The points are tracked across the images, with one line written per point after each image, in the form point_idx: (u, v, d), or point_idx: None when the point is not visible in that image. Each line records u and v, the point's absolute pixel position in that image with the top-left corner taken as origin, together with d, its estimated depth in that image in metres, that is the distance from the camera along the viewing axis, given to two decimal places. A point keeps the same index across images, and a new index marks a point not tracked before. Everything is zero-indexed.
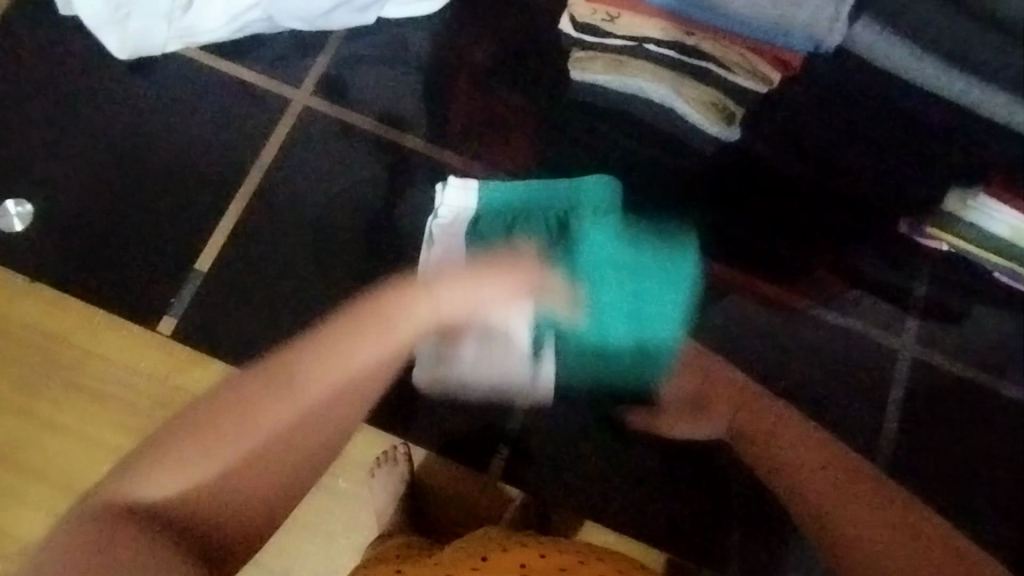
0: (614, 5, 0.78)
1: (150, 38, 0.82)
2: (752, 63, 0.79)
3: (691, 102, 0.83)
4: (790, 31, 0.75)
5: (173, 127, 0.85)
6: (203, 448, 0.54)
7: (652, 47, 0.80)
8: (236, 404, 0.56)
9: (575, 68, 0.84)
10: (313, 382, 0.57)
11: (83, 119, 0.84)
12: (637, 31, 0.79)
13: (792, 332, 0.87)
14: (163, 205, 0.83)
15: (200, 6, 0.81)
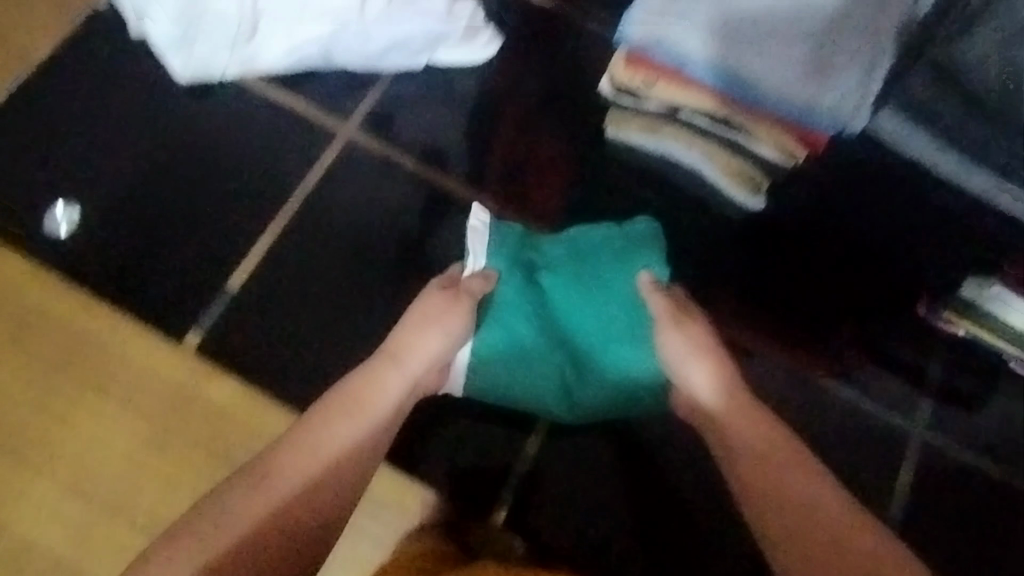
0: (652, 71, 0.74)
1: (213, 64, 0.80)
2: (779, 138, 0.74)
3: (720, 170, 0.78)
4: (814, 113, 0.70)
5: (219, 142, 0.83)
6: (231, 516, 0.58)
7: (687, 115, 0.76)
8: (254, 476, 0.61)
9: (610, 126, 0.80)
10: (341, 426, 0.64)
11: (138, 125, 0.82)
12: (672, 101, 0.75)
13: (808, 407, 0.80)
14: (201, 218, 0.81)
15: (264, 36, 0.79)
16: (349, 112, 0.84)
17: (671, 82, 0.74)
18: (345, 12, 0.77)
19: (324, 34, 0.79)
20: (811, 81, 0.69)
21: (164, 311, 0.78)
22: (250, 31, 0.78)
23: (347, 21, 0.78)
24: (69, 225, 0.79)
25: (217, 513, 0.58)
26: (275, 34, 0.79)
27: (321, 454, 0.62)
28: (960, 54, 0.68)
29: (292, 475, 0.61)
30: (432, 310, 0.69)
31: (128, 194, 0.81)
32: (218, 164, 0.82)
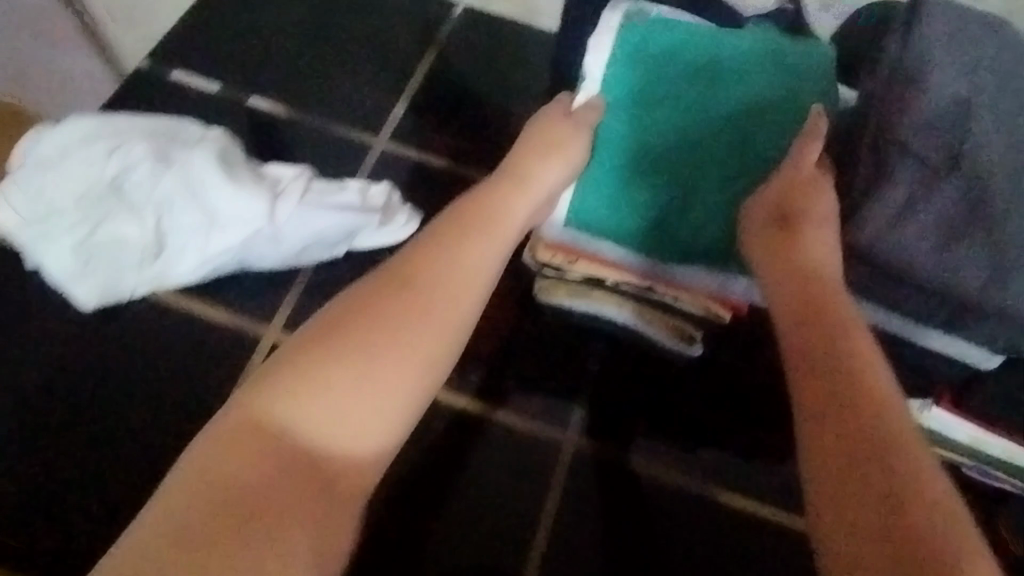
0: (574, 251, 0.81)
1: (120, 286, 0.78)
2: (700, 299, 0.81)
3: (655, 326, 0.82)
4: (723, 281, 0.81)
5: (134, 361, 0.79)
6: (328, 416, 0.52)
7: (614, 282, 0.80)
8: (350, 347, 0.55)
9: (541, 295, 0.83)
10: (399, 375, 0.55)
11: (47, 355, 0.79)
12: (596, 274, 0.81)
13: (779, 552, 0.77)
14: (116, 444, 0.75)
15: (172, 252, 0.78)
16: (272, 312, 0.82)
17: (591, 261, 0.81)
18: (252, 218, 0.77)
19: (235, 243, 0.77)
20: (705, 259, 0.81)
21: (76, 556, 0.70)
22: (158, 248, 0.77)
23: (256, 227, 0.77)
24: None
25: (210, 464, 0.49)
26: (185, 249, 0.77)
27: (363, 425, 0.53)
28: (870, 226, 0.62)
29: (256, 475, 0.49)
30: (487, 223, 0.67)
31: (37, 428, 0.75)
32: (135, 382, 0.78)
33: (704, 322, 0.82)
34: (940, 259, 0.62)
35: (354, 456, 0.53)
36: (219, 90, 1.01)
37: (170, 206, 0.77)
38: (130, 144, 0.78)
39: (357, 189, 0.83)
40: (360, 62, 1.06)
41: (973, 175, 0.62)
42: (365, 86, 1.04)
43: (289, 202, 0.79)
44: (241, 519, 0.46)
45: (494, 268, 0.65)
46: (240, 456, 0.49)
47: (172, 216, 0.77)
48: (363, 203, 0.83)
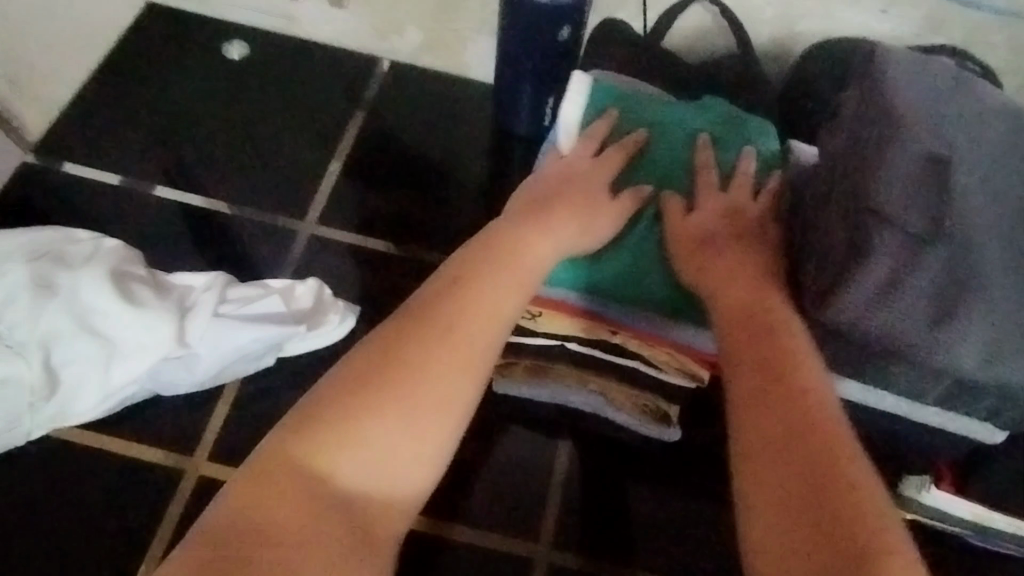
0: (535, 303, 0.67)
1: (9, 432, 0.66)
2: (681, 361, 0.68)
3: (624, 407, 0.73)
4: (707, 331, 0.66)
5: (36, 517, 0.66)
6: (410, 400, 0.47)
7: (575, 345, 0.71)
8: (438, 320, 0.51)
9: (495, 376, 0.74)
10: (476, 344, 0.51)
11: None
12: (560, 332, 0.70)
13: None
14: None
15: (67, 387, 0.66)
16: (196, 442, 0.70)
17: (560, 315, 0.68)
18: (159, 340, 0.67)
19: (140, 371, 0.67)
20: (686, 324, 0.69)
21: None
22: (49, 386, 0.66)
23: (167, 349, 0.67)
24: None
25: (319, 405, 0.46)
26: (82, 383, 0.66)
27: (461, 400, 0.49)
28: (849, 304, 0.55)
29: (387, 484, 0.45)
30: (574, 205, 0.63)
31: None
32: (36, 547, 0.65)
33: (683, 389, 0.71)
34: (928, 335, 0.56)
35: (434, 439, 0.47)
36: (120, 181, 0.91)
37: (62, 335, 0.66)
38: (8, 269, 0.68)
39: (280, 291, 0.74)
40: (279, 137, 0.97)
41: (958, 246, 0.56)
42: (287, 164, 0.95)
43: (202, 315, 0.70)
44: (337, 510, 0.43)
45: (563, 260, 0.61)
46: (342, 441, 0.45)
47: (63, 347, 0.66)
48: (288, 303, 0.73)
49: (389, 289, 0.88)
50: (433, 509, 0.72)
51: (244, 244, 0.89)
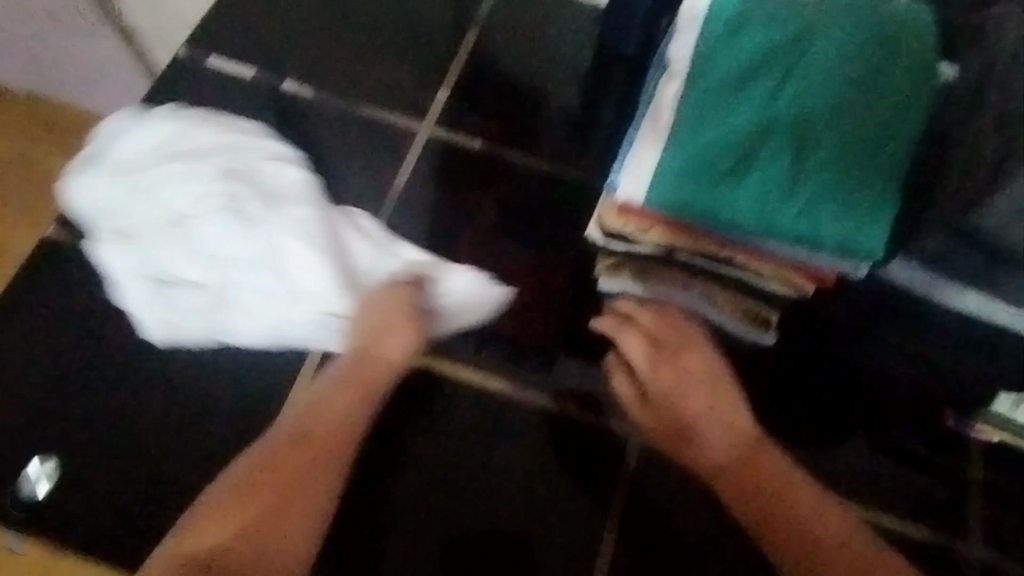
0: (644, 217, 0.69)
1: (181, 327, 0.77)
2: (785, 272, 0.67)
3: (725, 311, 0.75)
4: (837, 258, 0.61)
5: (196, 357, 0.78)
6: (280, 489, 0.65)
7: (683, 257, 0.72)
8: (324, 413, 0.70)
9: (601, 274, 0.78)
10: (331, 411, 0.70)
11: (108, 356, 0.78)
12: (667, 245, 0.70)
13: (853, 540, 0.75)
14: (188, 445, 0.76)
15: (235, 300, 0.78)
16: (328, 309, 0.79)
17: (665, 228, 0.69)
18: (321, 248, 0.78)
19: (303, 297, 0.77)
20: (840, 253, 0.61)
21: None
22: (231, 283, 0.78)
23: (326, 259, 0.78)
24: (52, 484, 0.74)
25: (240, 492, 0.65)
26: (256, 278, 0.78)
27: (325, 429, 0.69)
28: None
29: (273, 526, 0.63)
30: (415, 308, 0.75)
31: (108, 432, 0.76)
32: (198, 382, 0.78)
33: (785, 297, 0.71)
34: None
35: (296, 527, 0.64)
36: (254, 77, 0.94)
37: (246, 237, 0.78)
38: (206, 174, 0.80)
39: (433, 262, 0.82)
40: (400, 36, 0.98)
41: None
42: (406, 62, 0.96)
43: (353, 262, 0.80)
44: (195, 567, 0.61)
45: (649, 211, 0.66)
46: (206, 522, 0.64)
47: (241, 246, 0.78)
48: (438, 279, 0.81)
49: (499, 189, 0.89)
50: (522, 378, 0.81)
51: (360, 138, 0.91)
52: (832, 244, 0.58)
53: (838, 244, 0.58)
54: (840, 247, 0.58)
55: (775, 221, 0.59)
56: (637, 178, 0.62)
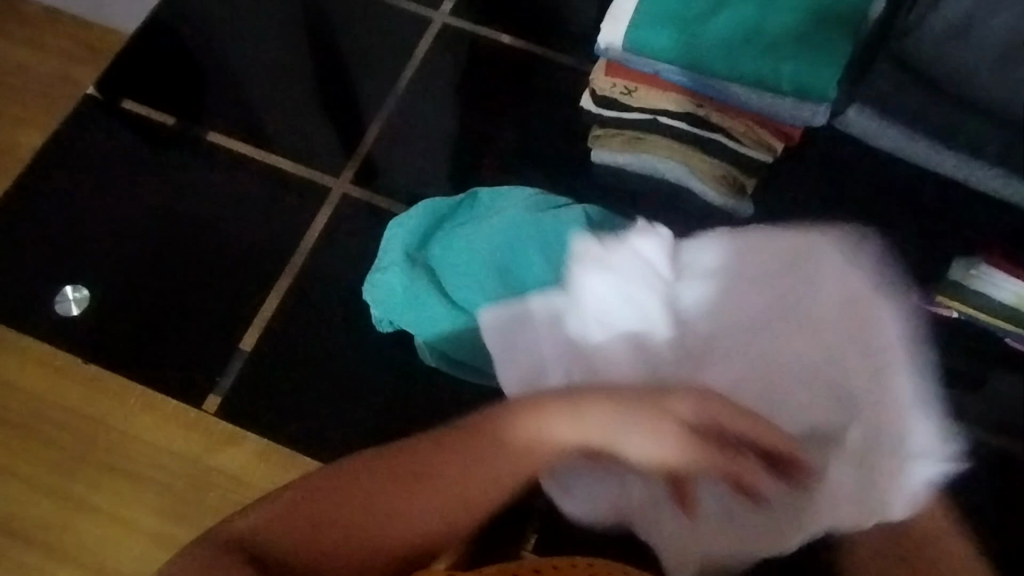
0: (633, 78, 0.75)
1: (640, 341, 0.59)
2: (757, 133, 0.74)
3: (702, 178, 0.77)
4: (793, 104, 0.68)
5: (213, 206, 0.85)
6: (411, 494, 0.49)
7: (668, 120, 0.76)
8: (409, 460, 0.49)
9: (593, 146, 0.81)
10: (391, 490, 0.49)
11: (133, 201, 0.85)
12: (655, 106, 0.76)
13: None
14: (201, 283, 0.82)
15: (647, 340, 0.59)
16: (340, 170, 0.86)
17: (651, 89, 0.75)
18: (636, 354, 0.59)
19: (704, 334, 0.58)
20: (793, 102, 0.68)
21: (176, 379, 0.79)
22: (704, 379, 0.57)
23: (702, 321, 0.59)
24: (78, 307, 0.81)
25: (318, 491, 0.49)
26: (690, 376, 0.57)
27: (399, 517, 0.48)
28: None
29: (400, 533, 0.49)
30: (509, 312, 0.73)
31: (131, 266, 0.82)
32: (215, 228, 0.84)
33: (758, 163, 0.76)
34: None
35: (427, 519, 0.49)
36: None
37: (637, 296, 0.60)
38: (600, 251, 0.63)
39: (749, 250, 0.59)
40: None
41: None
42: None
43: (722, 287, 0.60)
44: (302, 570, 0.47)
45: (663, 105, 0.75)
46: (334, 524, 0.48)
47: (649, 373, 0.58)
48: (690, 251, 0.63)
49: (505, 64, 0.89)
50: None
51: (379, 25, 0.92)
52: (788, 86, 0.66)
53: (792, 86, 0.66)
54: (795, 88, 0.66)
55: (734, 67, 0.67)
56: (616, 26, 0.69)
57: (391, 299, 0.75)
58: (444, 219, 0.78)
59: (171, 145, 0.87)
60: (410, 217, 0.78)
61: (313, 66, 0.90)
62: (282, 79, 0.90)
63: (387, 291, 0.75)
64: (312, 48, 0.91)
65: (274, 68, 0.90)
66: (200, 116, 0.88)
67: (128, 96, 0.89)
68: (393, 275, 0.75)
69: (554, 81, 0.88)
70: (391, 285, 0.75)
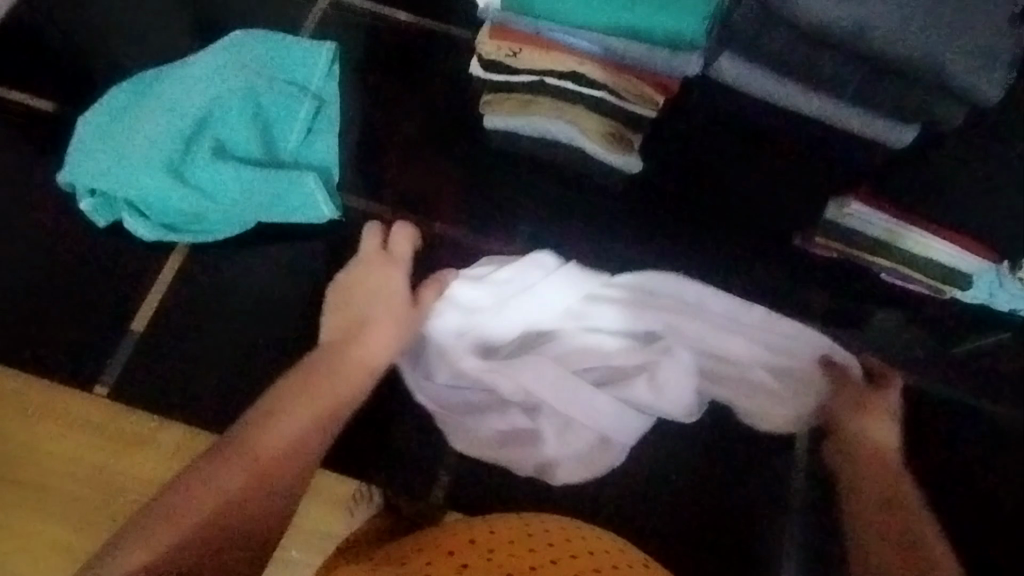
0: (516, 39, 0.76)
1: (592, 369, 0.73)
2: (639, 87, 0.75)
3: (590, 136, 0.79)
4: (667, 56, 0.70)
5: None
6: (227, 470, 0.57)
7: (554, 81, 0.77)
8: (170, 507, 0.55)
9: (485, 112, 0.82)
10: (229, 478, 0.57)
11: (5, 190, 0.80)
12: (539, 66, 0.77)
13: None
14: (86, 269, 0.78)
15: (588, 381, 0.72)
16: None
17: (535, 47, 0.76)
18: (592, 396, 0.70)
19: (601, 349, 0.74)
20: (667, 53, 0.70)
21: (63, 370, 0.75)
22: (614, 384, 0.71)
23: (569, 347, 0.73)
24: None
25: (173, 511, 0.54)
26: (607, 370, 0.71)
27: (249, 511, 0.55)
28: None
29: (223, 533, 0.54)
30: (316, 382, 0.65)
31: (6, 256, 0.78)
32: None
33: (643, 118, 0.78)
34: (850, 10, 0.63)
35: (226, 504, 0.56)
36: None
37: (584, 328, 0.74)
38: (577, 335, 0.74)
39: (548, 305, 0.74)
40: None
41: None
42: None
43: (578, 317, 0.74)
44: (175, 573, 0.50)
45: (562, 62, 0.76)
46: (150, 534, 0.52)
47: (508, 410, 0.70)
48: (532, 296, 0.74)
49: (396, 37, 0.89)
50: (413, 205, 0.83)
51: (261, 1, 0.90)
52: (661, 36, 0.69)
53: (664, 35, 0.69)
54: (669, 37, 0.69)
55: (608, 20, 0.69)
56: None
57: (102, 174, 0.76)
58: (193, 142, 0.78)
59: (51, 132, 0.83)
60: (160, 108, 0.78)
61: (194, 45, 0.88)
62: (162, 58, 0.87)
63: (187, 217, 0.78)
64: (194, 25, 0.89)
65: (153, 48, 0.87)
66: (78, 101, 0.85)
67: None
68: (109, 158, 0.77)
69: (445, 55, 0.89)
70: (122, 167, 0.77)
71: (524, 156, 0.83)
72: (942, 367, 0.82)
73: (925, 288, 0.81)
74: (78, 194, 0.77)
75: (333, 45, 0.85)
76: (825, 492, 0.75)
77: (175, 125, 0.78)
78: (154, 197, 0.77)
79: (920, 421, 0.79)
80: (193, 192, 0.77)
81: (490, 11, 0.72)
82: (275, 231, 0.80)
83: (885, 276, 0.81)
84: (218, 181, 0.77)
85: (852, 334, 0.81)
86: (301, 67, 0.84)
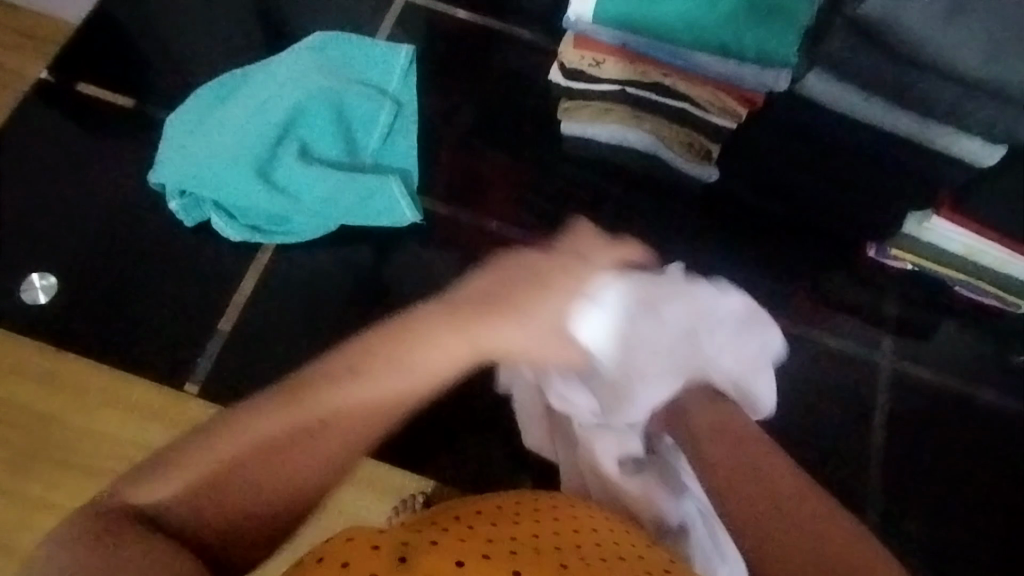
0: (600, 49, 0.76)
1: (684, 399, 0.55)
2: (722, 100, 0.76)
3: (669, 144, 0.81)
4: (756, 74, 0.72)
5: None
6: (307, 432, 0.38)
7: (634, 91, 0.79)
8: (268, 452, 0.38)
9: (563, 119, 0.83)
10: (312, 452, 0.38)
11: (94, 187, 0.83)
12: (622, 77, 0.77)
13: (788, 360, 0.80)
14: (174, 268, 0.80)
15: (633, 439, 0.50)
16: None
17: (618, 60, 0.76)
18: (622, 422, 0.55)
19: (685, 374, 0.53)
20: (757, 71, 0.72)
21: (152, 365, 0.77)
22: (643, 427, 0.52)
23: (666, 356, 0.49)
24: (46, 294, 0.79)
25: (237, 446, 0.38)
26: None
27: (297, 474, 0.39)
28: None
29: (290, 484, 0.38)
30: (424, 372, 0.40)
31: (97, 253, 0.80)
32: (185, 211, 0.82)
33: (722, 129, 0.78)
34: (951, 36, 0.63)
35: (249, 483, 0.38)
36: None
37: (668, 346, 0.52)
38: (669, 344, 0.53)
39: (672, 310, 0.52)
40: None
41: None
42: None
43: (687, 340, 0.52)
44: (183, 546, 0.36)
45: (646, 71, 0.76)
46: (182, 477, 0.37)
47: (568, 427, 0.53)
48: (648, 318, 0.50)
49: (469, 37, 0.89)
50: (487, 208, 0.84)
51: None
52: (753, 53, 0.70)
53: (756, 52, 0.70)
54: (760, 55, 0.70)
55: (700, 36, 0.70)
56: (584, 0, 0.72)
57: (190, 176, 0.79)
58: (279, 144, 0.80)
59: (134, 130, 0.85)
60: (244, 111, 0.80)
61: (269, 43, 0.88)
62: (239, 57, 0.88)
63: (275, 218, 0.80)
64: (270, 23, 0.89)
65: (230, 46, 0.88)
66: (160, 100, 0.86)
67: (81, 80, 0.87)
68: (197, 159, 0.79)
69: (518, 56, 0.89)
70: (209, 169, 0.78)
71: (597, 162, 0.84)
72: (1002, 379, 0.83)
73: (995, 300, 0.83)
74: (167, 194, 0.80)
75: (411, 48, 0.85)
76: (889, 499, 0.77)
77: (260, 128, 0.79)
78: (240, 199, 0.78)
79: (975, 430, 0.81)
80: (278, 195, 0.79)
81: (579, 24, 0.73)
82: (354, 233, 0.82)
83: (957, 288, 0.83)
84: (305, 183, 0.79)
85: (912, 343, 0.82)
86: (380, 69, 0.85)
